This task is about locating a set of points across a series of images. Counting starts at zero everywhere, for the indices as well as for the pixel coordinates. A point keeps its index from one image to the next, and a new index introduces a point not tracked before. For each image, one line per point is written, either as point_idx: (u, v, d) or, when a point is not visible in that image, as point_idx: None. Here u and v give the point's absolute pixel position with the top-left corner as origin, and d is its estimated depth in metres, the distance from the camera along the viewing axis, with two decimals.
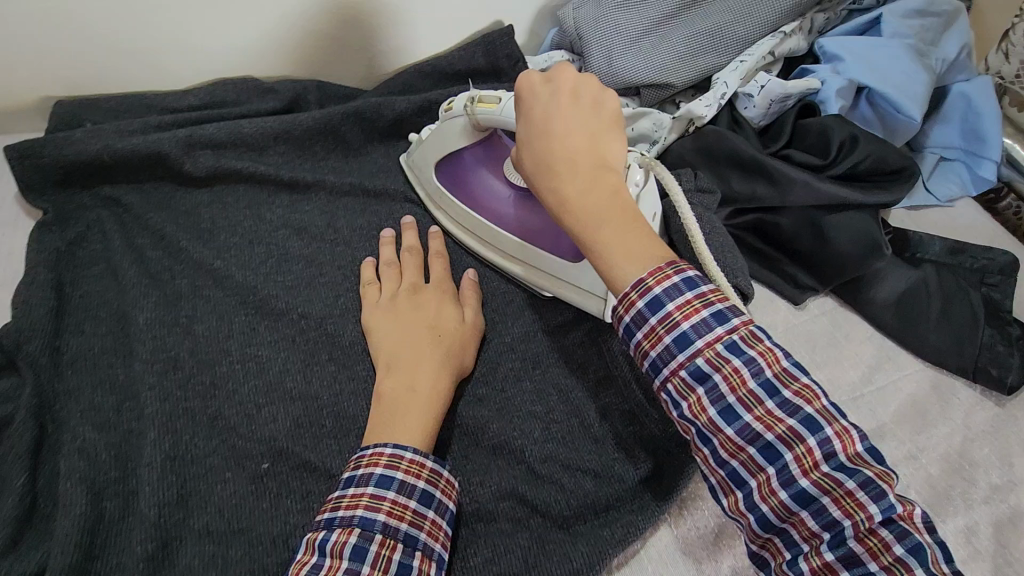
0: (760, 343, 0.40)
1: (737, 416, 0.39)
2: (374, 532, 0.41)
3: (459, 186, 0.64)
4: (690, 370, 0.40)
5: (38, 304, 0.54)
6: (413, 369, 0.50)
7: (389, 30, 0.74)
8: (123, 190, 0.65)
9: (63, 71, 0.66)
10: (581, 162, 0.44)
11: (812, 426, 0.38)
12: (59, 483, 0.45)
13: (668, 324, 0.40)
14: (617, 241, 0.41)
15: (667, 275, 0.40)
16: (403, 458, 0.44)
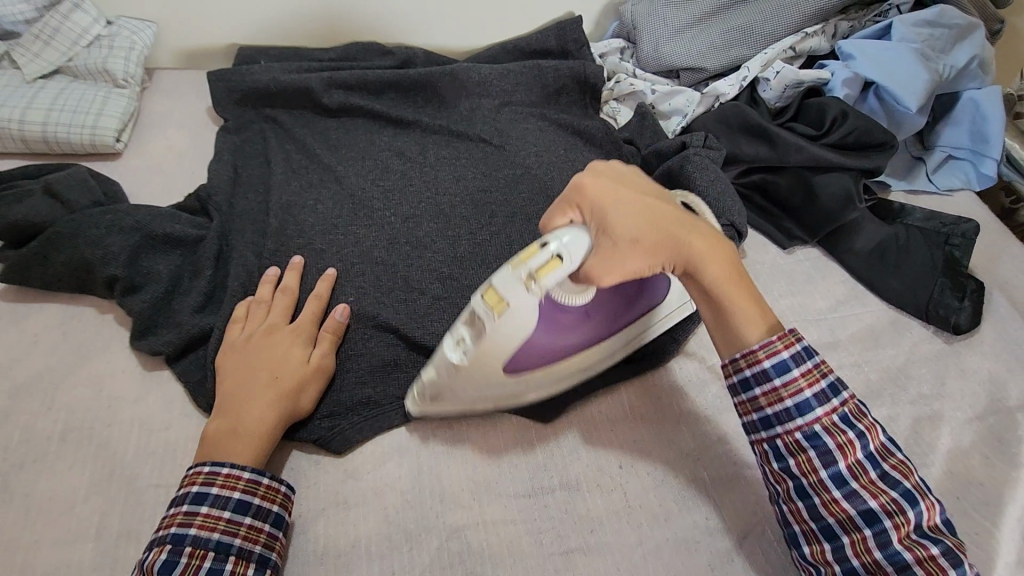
0: (865, 418, 0.50)
1: (845, 481, 0.48)
2: (183, 546, 0.47)
3: (534, 361, 0.54)
4: (805, 432, 0.50)
5: (222, 174, 0.78)
6: (239, 410, 0.54)
7: (485, 14, 0.98)
8: (277, 111, 0.88)
9: (253, 25, 0.93)
10: (695, 235, 0.52)
11: (909, 499, 0.47)
12: (229, 278, 0.67)
13: (792, 388, 0.50)
14: (744, 303, 0.52)
15: (792, 342, 0.51)
16: (218, 475, 0.50)
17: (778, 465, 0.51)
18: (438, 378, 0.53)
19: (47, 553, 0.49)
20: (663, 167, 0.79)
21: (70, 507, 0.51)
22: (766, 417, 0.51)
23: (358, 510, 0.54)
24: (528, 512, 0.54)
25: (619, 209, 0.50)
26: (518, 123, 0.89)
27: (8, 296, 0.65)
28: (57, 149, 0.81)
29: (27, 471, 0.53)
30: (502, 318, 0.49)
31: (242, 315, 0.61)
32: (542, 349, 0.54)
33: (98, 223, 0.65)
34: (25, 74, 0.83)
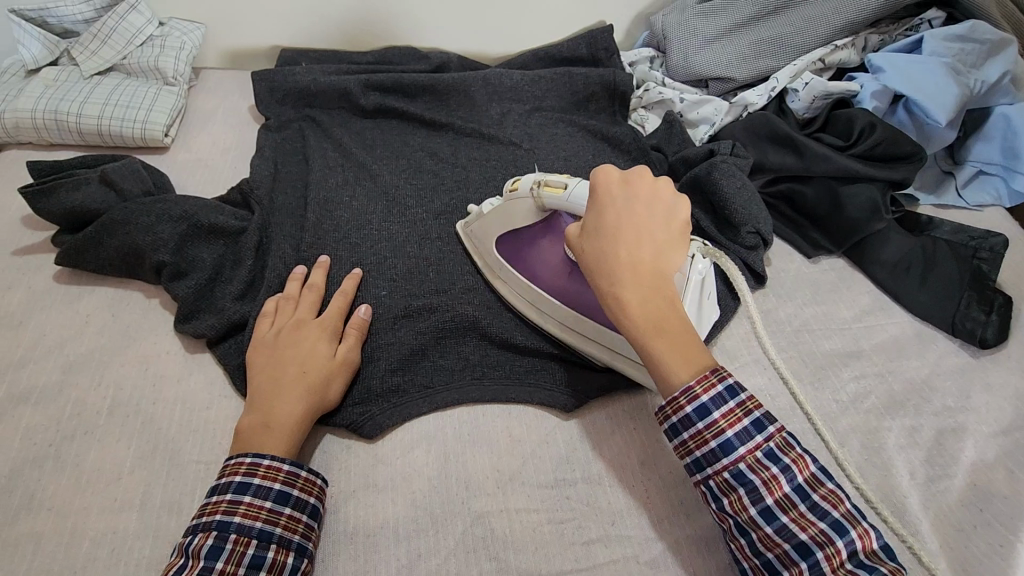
0: (792, 450, 0.48)
1: (775, 516, 0.47)
2: (229, 533, 0.47)
3: (518, 263, 0.67)
4: (733, 472, 0.48)
5: (263, 169, 0.81)
6: (271, 402, 0.55)
7: (519, 22, 1.00)
8: (316, 111, 0.91)
9: (296, 29, 0.97)
10: (641, 271, 0.51)
11: (839, 529, 0.45)
12: (268, 269, 0.69)
13: (715, 429, 0.48)
14: (667, 348, 0.49)
15: (713, 385, 0.48)
16: (260, 466, 0.51)
17: (716, 505, 0.49)
18: (473, 221, 0.70)
19: (94, 520, 0.52)
20: (690, 174, 0.80)
21: (116, 478, 0.54)
22: (697, 459, 0.49)
23: (387, 494, 0.55)
24: (551, 502, 0.55)
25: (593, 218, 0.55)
26: (547, 128, 0.92)
27: (63, 278, 0.69)
28: (110, 141, 0.86)
29: (77, 442, 0.56)
30: (514, 198, 0.64)
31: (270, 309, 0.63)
32: (533, 254, 0.66)
33: (149, 211, 0.69)
34: (84, 71, 0.88)
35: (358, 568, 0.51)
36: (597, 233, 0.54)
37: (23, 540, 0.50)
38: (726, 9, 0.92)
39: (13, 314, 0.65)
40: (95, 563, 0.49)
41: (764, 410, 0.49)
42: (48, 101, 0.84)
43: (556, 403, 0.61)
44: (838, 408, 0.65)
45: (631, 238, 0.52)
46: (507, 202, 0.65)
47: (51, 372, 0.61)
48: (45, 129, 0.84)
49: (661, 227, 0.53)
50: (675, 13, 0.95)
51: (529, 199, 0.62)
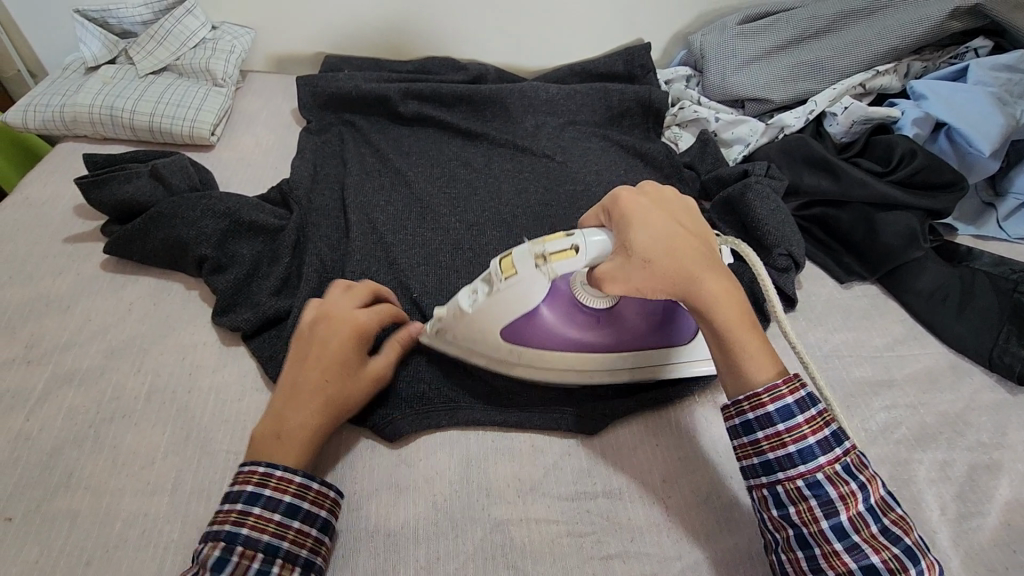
0: (867, 469, 0.49)
1: (846, 533, 0.46)
2: (236, 545, 0.46)
3: (536, 339, 0.59)
4: (808, 480, 0.48)
5: (303, 169, 0.83)
6: (290, 412, 0.53)
7: (558, 36, 1.02)
8: (356, 116, 0.94)
9: (341, 37, 1.00)
10: (709, 275, 0.52)
11: (910, 556, 0.45)
12: (303, 268, 0.71)
13: (795, 434, 0.49)
14: (752, 345, 0.51)
15: (797, 386, 0.50)
16: (271, 477, 0.50)
17: (779, 513, 0.49)
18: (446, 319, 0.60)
19: (128, 501, 0.53)
20: (724, 193, 0.80)
21: (151, 461, 0.56)
22: (768, 461, 0.50)
23: (409, 496, 0.56)
24: (571, 515, 0.55)
25: (643, 232, 0.51)
26: (580, 141, 0.93)
27: (110, 266, 0.72)
28: (159, 138, 0.89)
29: (114, 425, 0.58)
30: (511, 283, 0.54)
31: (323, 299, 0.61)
32: (536, 326, 0.58)
33: (195, 207, 0.72)
34: (140, 70, 0.92)
35: (377, 566, 0.52)
36: (652, 239, 0.51)
37: (61, 517, 0.52)
38: (766, 31, 0.93)
39: (62, 297, 0.68)
40: (126, 544, 0.51)
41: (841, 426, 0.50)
42: (104, 98, 0.88)
43: (578, 418, 0.61)
44: (866, 437, 0.63)
45: (688, 241, 0.53)
46: (502, 288, 0.55)
47: (94, 357, 0.63)
48: (101, 124, 0.88)
49: (701, 231, 0.55)
50: (714, 32, 0.95)
51: (536, 277, 0.53)
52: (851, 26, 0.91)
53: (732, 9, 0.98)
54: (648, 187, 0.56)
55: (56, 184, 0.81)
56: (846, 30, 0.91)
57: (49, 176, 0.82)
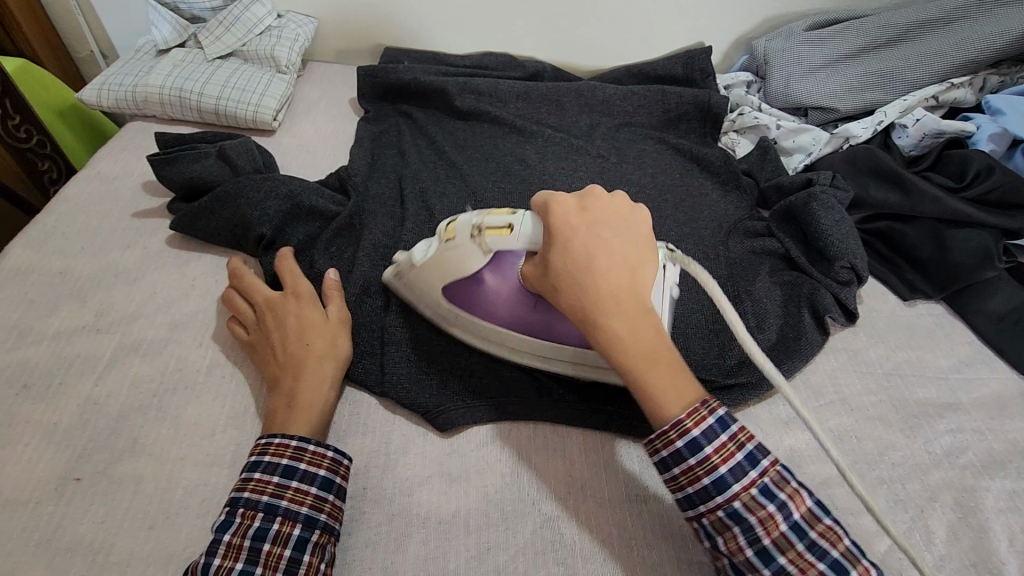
0: (787, 485, 0.45)
1: (772, 557, 0.44)
2: (238, 507, 0.48)
3: (482, 312, 0.61)
4: (728, 510, 0.45)
5: (361, 158, 0.85)
6: (294, 387, 0.56)
7: (616, 37, 1.01)
8: (412, 108, 0.95)
9: (402, 30, 1.02)
10: (622, 300, 0.48)
11: (839, 569, 0.43)
12: (359, 254, 0.71)
13: (707, 466, 0.45)
14: (659, 379, 0.47)
15: (702, 416, 0.46)
16: (271, 444, 0.52)
17: (710, 542, 0.47)
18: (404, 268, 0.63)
19: (189, 471, 0.54)
20: (785, 203, 0.78)
21: (211, 432, 0.57)
22: (688, 495, 0.47)
23: (458, 484, 0.56)
24: (622, 516, 0.54)
25: (567, 240, 0.50)
26: (635, 143, 0.92)
27: (174, 243, 0.74)
28: (224, 121, 0.91)
29: (177, 395, 0.60)
30: (452, 247, 0.58)
31: (241, 307, 0.64)
32: (489, 302, 0.60)
33: (259, 188, 0.73)
34: (207, 54, 0.94)
35: (427, 553, 0.52)
36: (568, 252, 0.50)
37: (126, 480, 0.54)
38: (834, 38, 0.90)
39: (130, 269, 0.70)
40: (187, 511, 0.52)
41: (757, 441, 0.47)
42: (174, 79, 0.90)
43: (632, 426, 0.59)
44: (930, 460, 0.61)
45: (605, 265, 0.49)
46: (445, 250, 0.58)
47: (159, 328, 0.65)
48: (169, 105, 0.91)
49: (628, 255, 0.51)
50: (780, 38, 0.93)
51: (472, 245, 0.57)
52: (926, 35, 0.88)
53: (798, 15, 0.97)
54: (591, 197, 0.53)
55: (127, 161, 0.84)
56: (919, 40, 0.88)
57: (120, 153, 0.85)
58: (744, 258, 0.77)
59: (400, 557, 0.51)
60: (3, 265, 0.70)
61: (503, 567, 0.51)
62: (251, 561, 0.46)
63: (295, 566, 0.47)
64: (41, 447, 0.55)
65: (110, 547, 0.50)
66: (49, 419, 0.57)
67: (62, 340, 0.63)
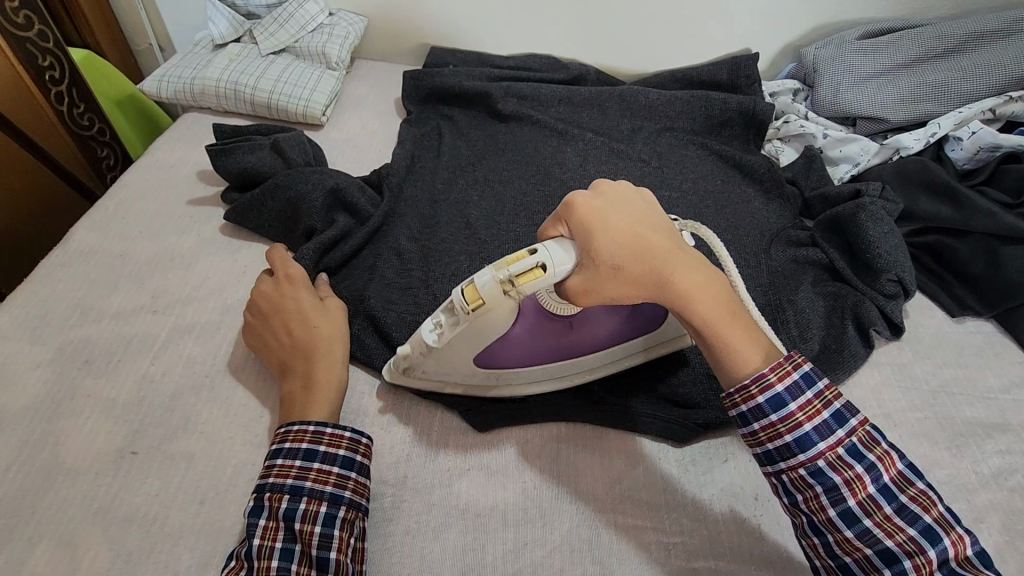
0: (877, 447, 0.46)
1: (857, 519, 0.45)
2: (263, 492, 0.50)
3: (506, 359, 0.57)
4: (810, 468, 0.46)
5: (403, 156, 0.86)
6: (309, 368, 0.58)
7: (662, 41, 1.01)
8: (454, 110, 0.96)
9: (448, 30, 1.03)
10: (683, 260, 0.48)
11: (929, 535, 0.43)
12: (403, 250, 0.73)
13: (790, 423, 0.46)
14: (738, 335, 0.48)
15: (788, 372, 0.47)
16: (289, 431, 0.53)
17: (788, 500, 0.48)
18: (415, 358, 0.58)
19: (238, 450, 0.56)
20: (832, 211, 0.77)
21: (259, 415, 0.59)
22: (769, 452, 0.48)
23: (496, 478, 0.57)
24: (659, 520, 0.54)
25: (608, 226, 0.46)
26: (677, 149, 0.91)
27: (227, 231, 0.77)
28: (275, 114, 0.94)
29: (228, 377, 0.62)
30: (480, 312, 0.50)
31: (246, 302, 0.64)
32: (511, 346, 0.56)
33: (307, 180, 0.74)
34: (261, 49, 0.97)
35: (466, 543, 0.53)
36: (617, 235, 0.46)
37: (179, 457, 0.56)
38: (887, 46, 0.89)
39: (184, 255, 0.73)
40: (236, 489, 0.54)
41: (845, 402, 0.47)
42: (230, 73, 0.93)
43: (669, 433, 0.59)
44: (977, 480, 0.60)
45: (655, 233, 0.48)
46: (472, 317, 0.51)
47: (212, 312, 0.67)
48: (225, 97, 0.94)
49: (661, 226, 0.50)
50: (830, 47, 0.92)
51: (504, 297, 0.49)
52: (984, 47, 0.86)
53: (850, 22, 0.95)
54: (599, 185, 0.50)
55: (182, 151, 0.87)
56: (977, 51, 0.86)
57: (177, 143, 0.88)
58: (786, 267, 0.76)
59: (439, 545, 0.53)
60: (67, 246, 0.73)
61: (539, 562, 0.52)
62: (290, 539, 0.48)
63: (328, 541, 0.48)
64: (102, 420, 0.58)
65: (164, 519, 0.52)
66: (109, 395, 0.60)
67: (122, 320, 0.66)
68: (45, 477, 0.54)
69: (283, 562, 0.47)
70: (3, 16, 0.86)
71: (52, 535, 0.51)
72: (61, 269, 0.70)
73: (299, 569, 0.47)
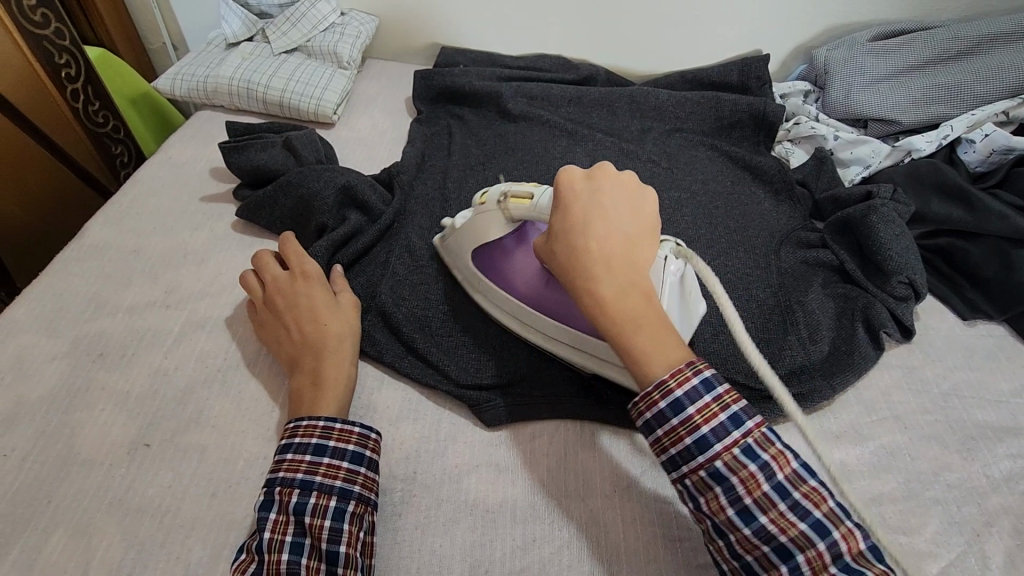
0: (772, 446, 0.45)
1: (753, 517, 0.43)
2: (274, 486, 0.50)
3: (498, 278, 0.64)
4: (710, 471, 0.44)
5: (414, 155, 0.87)
6: (317, 364, 0.58)
7: (672, 42, 1.01)
8: (464, 109, 0.96)
9: (459, 30, 1.04)
10: (614, 264, 0.48)
11: (820, 530, 0.42)
12: (414, 248, 0.73)
13: (689, 426, 0.45)
14: (644, 344, 0.46)
15: (687, 378, 0.45)
16: (299, 426, 0.53)
17: (693, 504, 0.47)
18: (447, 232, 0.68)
19: (249, 444, 0.57)
20: (843, 213, 0.77)
21: (270, 410, 0.60)
22: (672, 457, 0.46)
23: (505, 475, 0.57)
24: (668, 519, 0.54)
25: (565, 210, 0.51)
26: (686, 150, 0.91)
27: (239, 227, 0.77)
28: (287, 113, 0.95)
29: (240, 372, 0.62)
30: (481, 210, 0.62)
31: (252, 285, 0.65)
32: (508, 269, 0.64)
33: (320, 177, 0.75)
34: (274, 48, 0.98)
35: (476, 539, 0.53)
36: (565, 221, 0.50)
37: (191, 450, 0.56)
38: (899, 48, 0.89)
39: (197, 251, 0.74)
40: (247, 483, 0.55)
41: (743, 403, 0.46)
42: (243, 72, 0.94)
43: None
44: (988, 484, 0.59)
45: (603, 231, 0.49)
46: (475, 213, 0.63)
47: (224, 307, 0.68)
48: (237, 96, 0.95)
49: (625, 229, 0.50)
50: (841, 48, 0.92)
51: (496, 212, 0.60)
52: (997, 49, 0.86)
53: (862, 24, 0.95)
54: (600, 171, 0.52)
55: (195, 149, 0.87)
56: (989, 54, 0.86)
57: (190, 140, 0.89)
58: (796, 268, 0.76)
59: (447, 541, 0.53)
60: (82, 241, 0.74)
61: (548, 559, 0.52)
62: (299, 533, 0.49)
63: (336, 535, 0.49)
64: (116, 412, 0.59)
65: (176, 510, 0.53)
66: (123, 387, 0.60)
67: (136, 314, 0.67)
68: (59, 467, 0.55)
69: (293, 556, 0.48)
70: (20, 14, 0.87)
71: (66, 525, 0.52)
72: (75, 264, 0.71)
73: (310, 563, 0.48)
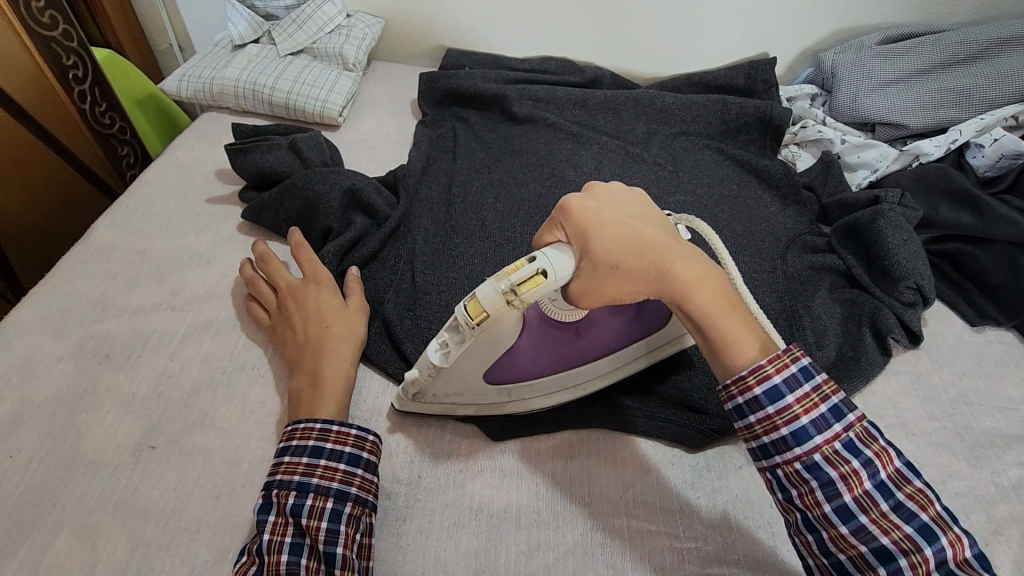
0: (874, 443, 0.45)
1: (853, 515, 0.44)
2: (270, 488, 0.50)
3: (515, 374, 0.57)
4: (806, 462, 0.46)
5: (419, 158, 0.87)
6: (317, 366, 0.58)
7: (677, 45, 1.00)
8: (469, 112, 0.96)
9: (465, 32, 1.04)
10: (677, 253, 0.47)
11: (926, 535, 0.43)
12: (419, 251, 0.73)
13: (787, 416, 0.46)
14: (731, 327, 0.47)
15: (785, 364, 0.47)
16: (297, 429, 0.53)
17: (783, 496, 0.48)
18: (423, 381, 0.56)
19: (254, 446, 0.57)
20: (851, 218, 0.76)
21: (274, 412, 0.60)
22: (765, 445, 0.47)
23: (510, 480, 0.57)
24: (673, 525, 0.54)
25: (604, 228, 0.46)
26: (692, 153, 0.91)
27: (244, 229, 0.77)
28: (292, 115, 0.95)
29: (244, 374, 0.62)
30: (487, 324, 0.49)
31: (266, 291, 0.65)
32: (522, 361, 0.56)
33: (324, 180, 0.75)
34: (280, 50, 0.98)
35: (480, 544, 0.53)
36: (613, 235, 0.45)
37: (196, 452, 0.56)
38: (907, 52, 0.88)
39: (202, 253, 0.74)
40: (251, 485, 0.55)
41: (844, 397, 0.47)
42: (249, 74, 0.94)
43: (685, 439, 0.59)
44: (997, 492, 0.59)
45: (646, 226, 0.47)
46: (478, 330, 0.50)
47: (229, 309, 0.68)
48: (243, 97, 0.95)
49: (653, 222, 0.49)
50: (849, 51, 0.91)
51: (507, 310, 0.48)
52: (1005, 54, 0.85)
53: (870, 28, 0.94)
54: (593, 188, 0.50)
55: (201, 150, 0.88)
56: (998, 58, 0.86)
57: (196, 142, 0.89)
58: (802, 273, 0.76)
59: (451, 546, 0.53)
60: (89, 242, 0.74)
61: (552, 565, 0.52)
62: (298, 534, 0.49)
63: (334, 537, 0.49)
64: (121, 413, 0.59)
65: (181, 513, 0.53)
66: (128, 388, 0.61)
67: (141, 315, 0.67)
68: (66, 467, 0.55)
69: (292, 556, 0.48)
70: (29, 15, 0.87)
71: (72, 526, 0.52)
72: (82, 264, 0.71)
73: (309, 564, 0.48)
